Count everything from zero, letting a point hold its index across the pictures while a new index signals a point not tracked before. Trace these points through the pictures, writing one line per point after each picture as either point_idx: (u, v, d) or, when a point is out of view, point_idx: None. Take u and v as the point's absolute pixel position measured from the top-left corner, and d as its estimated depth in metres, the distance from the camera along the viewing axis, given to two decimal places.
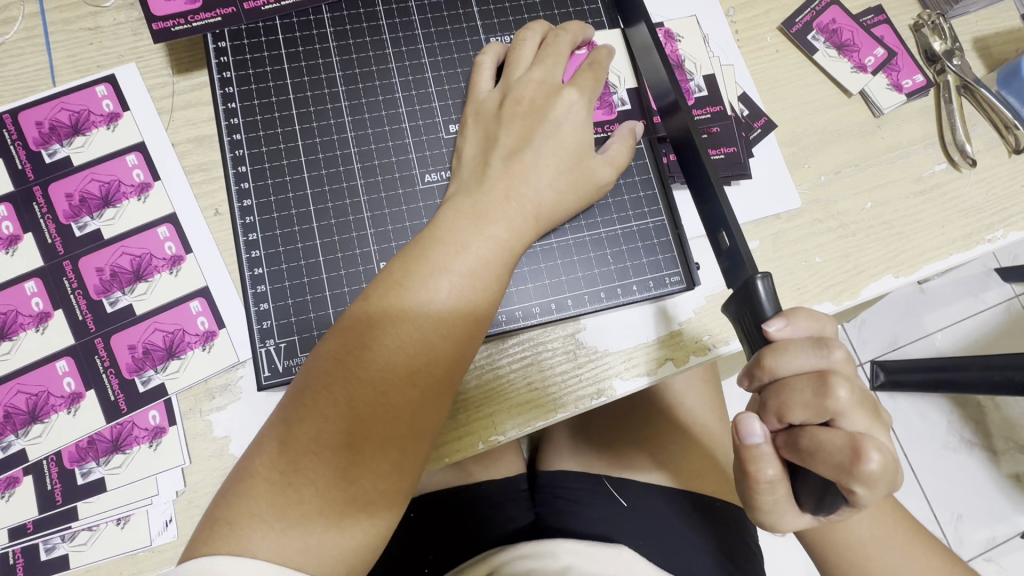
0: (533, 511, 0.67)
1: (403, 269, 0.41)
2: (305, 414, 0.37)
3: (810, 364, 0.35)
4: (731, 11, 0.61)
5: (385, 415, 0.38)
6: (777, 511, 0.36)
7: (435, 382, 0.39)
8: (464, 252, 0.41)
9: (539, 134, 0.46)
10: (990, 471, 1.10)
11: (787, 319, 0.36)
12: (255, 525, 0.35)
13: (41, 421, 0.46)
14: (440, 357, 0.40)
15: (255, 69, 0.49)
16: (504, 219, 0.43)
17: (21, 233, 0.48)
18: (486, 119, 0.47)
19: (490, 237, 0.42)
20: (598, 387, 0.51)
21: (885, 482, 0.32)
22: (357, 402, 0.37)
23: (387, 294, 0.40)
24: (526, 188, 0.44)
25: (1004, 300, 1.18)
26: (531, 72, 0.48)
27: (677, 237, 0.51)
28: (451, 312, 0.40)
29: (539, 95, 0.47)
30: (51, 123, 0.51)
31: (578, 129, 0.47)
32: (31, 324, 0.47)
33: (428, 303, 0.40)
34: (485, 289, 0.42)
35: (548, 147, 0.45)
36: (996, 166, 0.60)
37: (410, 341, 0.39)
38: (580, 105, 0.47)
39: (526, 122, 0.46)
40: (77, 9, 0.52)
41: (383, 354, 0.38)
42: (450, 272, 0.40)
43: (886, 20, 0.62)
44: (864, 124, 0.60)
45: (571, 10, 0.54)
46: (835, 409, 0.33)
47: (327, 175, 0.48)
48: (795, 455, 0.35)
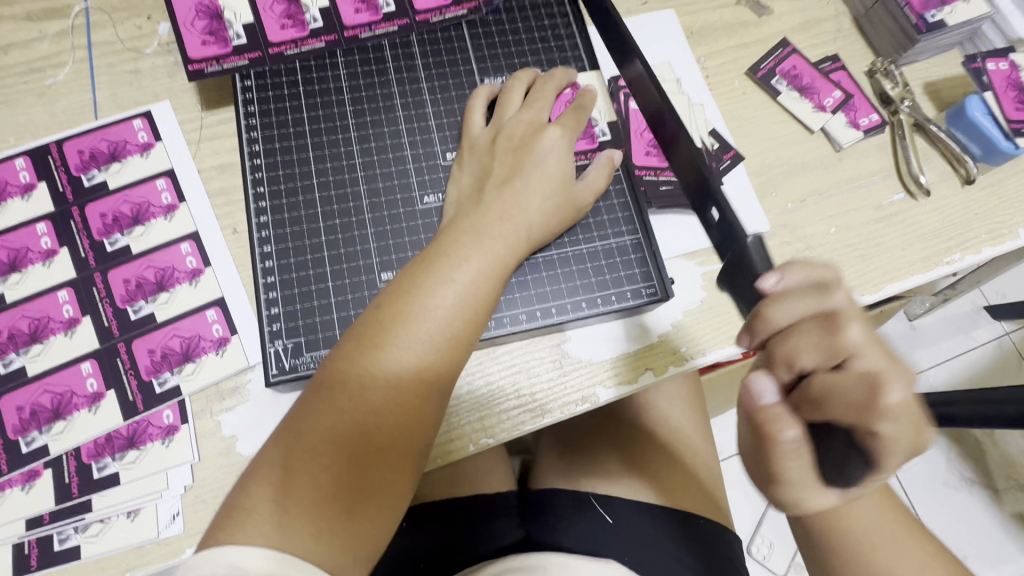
0: (523, 528, 0.68)
1: (412, 277, 0.45)
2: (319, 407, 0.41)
3: (812, 308, 0.35)
4: (703, 59, 0.68)
5: (391, 408, 0.41)
6: (802, 485, 0.33)
7: (437, 380, 0.43)
8: (466, 264, 0.46)
9: (528, 164, 0.51)
10: (992, 509, 1.11)
11: (781, 272, 0.37)
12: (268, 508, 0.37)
13: (63, 418, 0.49)
14: (442, 358, 0.44)
15: (276, 104, 0.56)
16: (500, 236, 0.48)
17: (58, 248, 0.54)
18: (480, 153, 0.53)
19: (488, 251, 0.47)
20: (582, 394, 0.54)
21: (908, 418, 0.31)
22: (368, 397, 0.41)
23: (396, 301, 0.44)
24: (517, 210, 0.49)
25: (995, 337, 1.22)
26: (520, 114, 0.54)
27: (652, 253, 0.56)
28: (454, 316, 0.44)
29: (528, 132, 0.53)
30: (92, 151, 0.57)
31: (561, 159, 0.53)
32: (61, 328, 0.51)
33: (433, 308, 0.44)
34: (483, 298, 0.46)
35: (537, 174, 0.51)
36: (951, 196, 0.65)
37: (417, 342, 0.43)
38: (563, 140, 0.53)
39: (516, 154, 0.52)
40: (121, 55, 0.60)
41: (392, 353, 0.42)
42: (454, 281, 0.45)
43: (843, 67, 0.69)
44: (826, 158, 0.65)
45: (557, 56, 0.61)
46: (847, 348, 0.33)
47: (336, 196, 0.53)
48: (816, 412, 0.33)
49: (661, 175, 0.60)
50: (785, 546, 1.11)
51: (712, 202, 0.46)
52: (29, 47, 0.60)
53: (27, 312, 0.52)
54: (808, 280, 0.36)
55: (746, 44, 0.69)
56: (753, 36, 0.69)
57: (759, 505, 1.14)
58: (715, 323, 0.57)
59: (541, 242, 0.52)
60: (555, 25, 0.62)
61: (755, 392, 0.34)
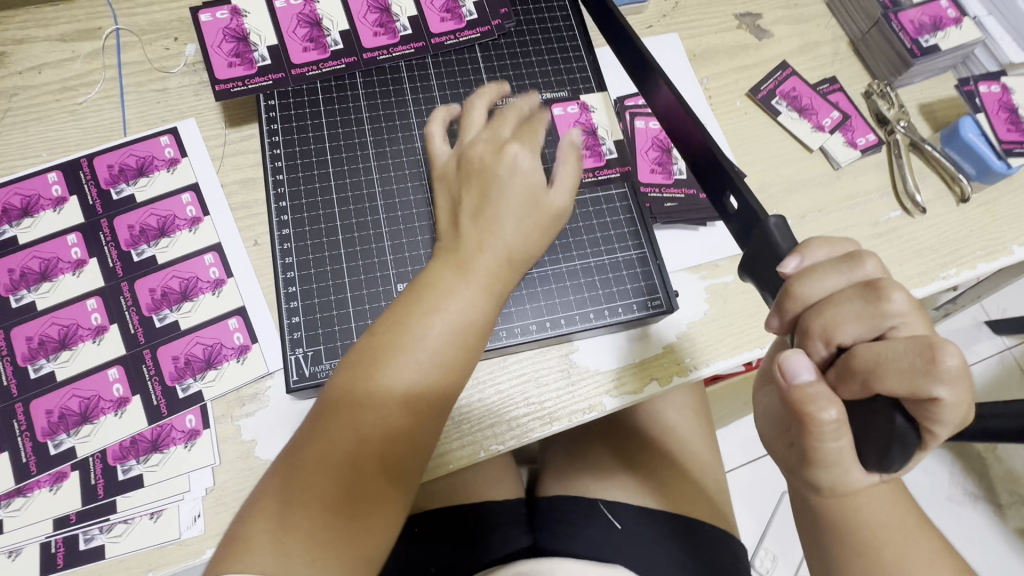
0: (530, 535, 0.69)
1: (402, 308, 0.44)
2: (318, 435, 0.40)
3: (844, 280, 0.35)
4: (705, 80, 0.70)
5: (387, 436, 0.41)
6: (843, 464, 0.35)
7: (431, 409, 0.43)
8: (453, 293, 0.45)
9: (495, 188, 0.48)
10: (996, 524, 1.13)
11: (802, 254, 0.37)
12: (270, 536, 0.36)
13: (90, 422, 0.51)
14: (438, 384, 0.43)
15: (298, 123, 0.58)
16: (486, 264, 0.46)
17: (87, 258, 0.56)
18: (448, 181, 0.50)
19: (474, 278, 0.45)
20: (590, 402, 0.56)
21: (963, 382, 0.31)
22: (367, 423, 0.40)
23: (388, 332, 0.43)
24: (494, 237, 0.47)
25: (996, 352, 1.23)
26: (481, 134, 0.52)
27: (657, 267, 0.58)
28: (445, 344, 0.43)
29: (488, 152, 0.50)
30: (121, 166, 0.59)
31: (528, 175, 0.50)
32: (90, 335, 0.54)
33: (424, 338, 0.43)
34: (477, 323, 0.45)
35: (507, 196, 0.48)
36: (947, 213, 0.67)
37: (408, 372, 0.42)
38: (526, 155, 0.50)
39: (480, 179, 0.49)
40: (149, 75, 0.63)
41: (385, 384, 0.41)
42: (443, 310, 0.44)
43: (840, 88, 0.71)
44: (825, 176, 0.68)
45: (566, 78, 0.64)
46: (889, 316, 0.33)
47: (354, 210, 0.56)
48: (858, 386, 0.33)
49: (664, 192, 0.62)
50: (790, 560, 1.12)
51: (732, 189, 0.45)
52: (62, 67, 0.63)
53: (56, 320, 0.54)
54: (831, 257, 0.37)
55: (747, 66, 0.72)
56: (753, 58, 0.72)
57: (762, 517, 1.15)
58: (718, 335, 0.59)
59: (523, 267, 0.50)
60: (564, 49, 0.65)
61: (792, 371, 0.35)
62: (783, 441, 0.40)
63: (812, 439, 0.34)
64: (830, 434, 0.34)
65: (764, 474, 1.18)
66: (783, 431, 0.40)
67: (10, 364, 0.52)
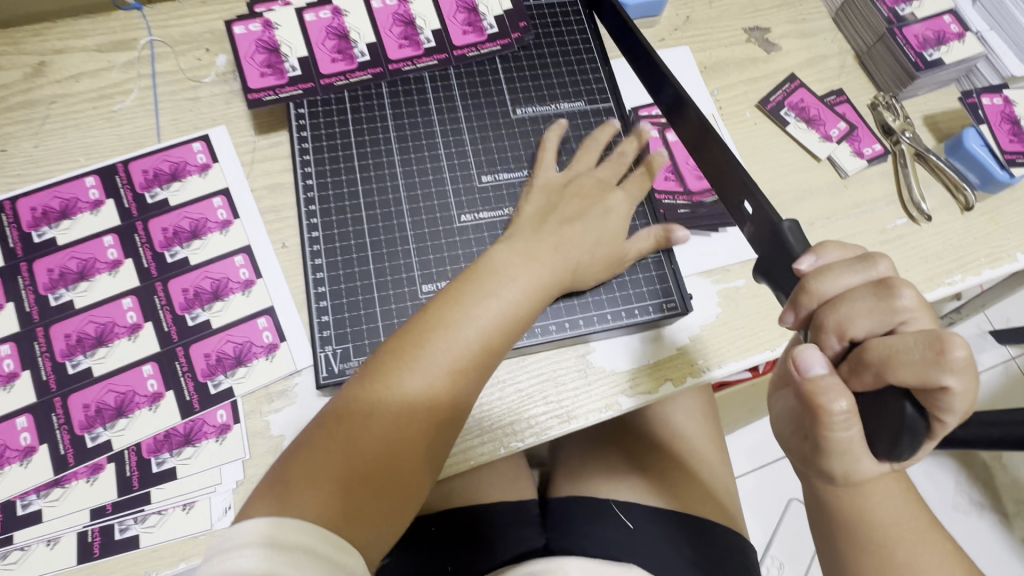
0: (545, 536, 0.71)
1: (458, 289, 0.49)
2: (360, 404, 0.43)
3: (856, 280, 0.37)
4: (716, 91, 0.73)
5: (430, 403, 0.45)
6: (853, 454, 0.37)
7: (471, 383, 0.47)
8: (512, 283, 0.50)
9: (591, 211, 0.57)
10: (1002, 532, 1.14)
11: (817, 254, 0.39)
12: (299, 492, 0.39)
13: (126, 416, 0.53)
14: (475, 367, 0.47)
15: (326, 130, 0.61)
16: (549, 263, 0.53)
17: (123, 258, 0.58)
18: (550, 192, 0.58)
19: (534, 273, 0.51)
20: (607, 402, 0.58)
21: (972, 372, 0.33)
22: (409, 398, 0.44)
23: (443, 307, 0.48)
24: (571, 246, 0.54)
25: (1001, 360, 1.25)
26: (597, 171, 0.61)
27: (672, 271, 0.60)
28: (494, 326, 0.48)
29: (596, 188, 0.59)
30: (155, 171, 0.61)
31: (620, 219, 0.58)
32: (126, 332, 0.56)
33: (478, 318, 0.47)
34: (518, 320, 0.50)
35: (595, 225, 0.57)
36: (951, 221, 0.69)
37: (457, 346, 0.46)
38: (625, 204, 0.59)
39: (579, 203, 0.58)
40: (182, 84, 0.66)
41: (433, 354, 0.45)
42: (498, 296, 0.49)
43: (847, 100, 0.74)
44: (833, 185, 0.70)
45: (583, 88, 0.66)
46: (900, 312, 0.35)
47: (381, 214, 0.58)
48: (867, 378, 0.35)
49: (678, 200, 0.65)
50: (797, 566, 1.12)
51: (747, 195, 0.47)
52: (99, 76, 0.65)
53: (94, 318, 0.56)
54: (844, 258, 0.39)
55: (756, 78, 0.74)
56: (763, 70, 0.75)
57: (769, 524, 1.16)
58: (730, 337, 0.61)
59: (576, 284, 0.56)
60: (581, 60, 0.67)
61: (806, 364, 0.36)
62: (799, 435, 0.42)
63: (826, 429, 0.36)
64: (841, 424, 0.36)
65: (771, 481, 1.19)
66: (797, 426, 0.42)
67: (49, 360, 0.54)
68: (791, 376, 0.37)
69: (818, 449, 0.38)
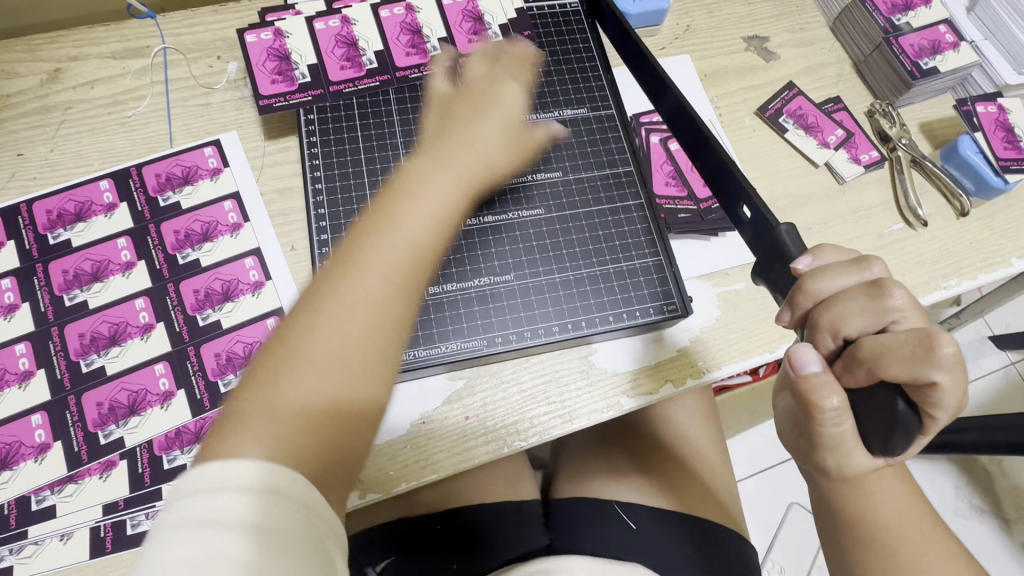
0: (547, 535, 0.72)
1: (381, 201, 0.43)
2: (298, 331, 0.37)
3: (850, 281, 0.38)
4: (716, 99, 0.74)
5: (371, 327, 0.38)
6: (846, 449, 0.38)
7: (412, 296, 0.40)
8: (427, 182, 0.44)
9: (486, 106, 0.53)
10: (1002, 537, 1.14)
11: (814, 256, 0.41)
12: (258, 438, 0.33)
13: (138, 414, 0.54)
14: (418, 278, 0.41)
15: (335, 135, 0.62)
16: (460, 158, 0.48)
17: (136, 260, 0.59)
18: (443, 101, 0.55)
19: (451, 173, 0.46)
20: (609, 402, 0.59)
21: (960, 368, 0.34)
22: (352, 318, 0.37)
23: (369, 223, 0.41)
24: (475, 141, 0.50)
25: (1001, 366, 1.26)
26: (479, 70, 0.58)
27: (673, 274, 0.61)
28: (426, 229, 0.41)
29: (484, 83, 0.56)
30: (167, 175, 0.63)
31: (517, 108, 0.55)
32: (138, 332, 0.57)
33: (407, 225, 0.41)
34: (455, 214, 0.44)
35: (498, 114, 0.53)
36: (947, 226, 0.70)
37: (393, 258, 0.40)
38: (519, 93, 0.56)
39: (472, 100, 0.54)
40: (194, 90, 0.67)
41: (366, 273, 0.39)
42: (417, 197, 0.43)
43: (844, 108, 0.75)
44: (830, 190, 0.71)
45: (586, 96, 0.68)
46: (892, 312, 0.36)
47: None
48: (859, 374, 0.36)
49: (679, 204, 0.66)
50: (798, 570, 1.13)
51: (744, 200, 0.48)
52: (113, 83, 0.67)
53: (107, 318, 0.57)
54: (839, 261, 0.40)
55: (755, 86, 0.76)
56: (761, 78, 0.76)
57: (769, 529, 1.16)
58: (730, 339, 0.62)
59: (496, 182, 0.52)
60: (584, 68, 0.69)
61: (802, 362, 0.38)
62: (795, 431, 0.43)
63: (820, 424, 0.37)
64: (834, 419, 0.37)
65: (771, 485, 1.20)
66: (794, 423, 0.43)
67: (63, 358, 0.56)
68: (787, 373, 0.38)
69: (813, 445, 0.40)
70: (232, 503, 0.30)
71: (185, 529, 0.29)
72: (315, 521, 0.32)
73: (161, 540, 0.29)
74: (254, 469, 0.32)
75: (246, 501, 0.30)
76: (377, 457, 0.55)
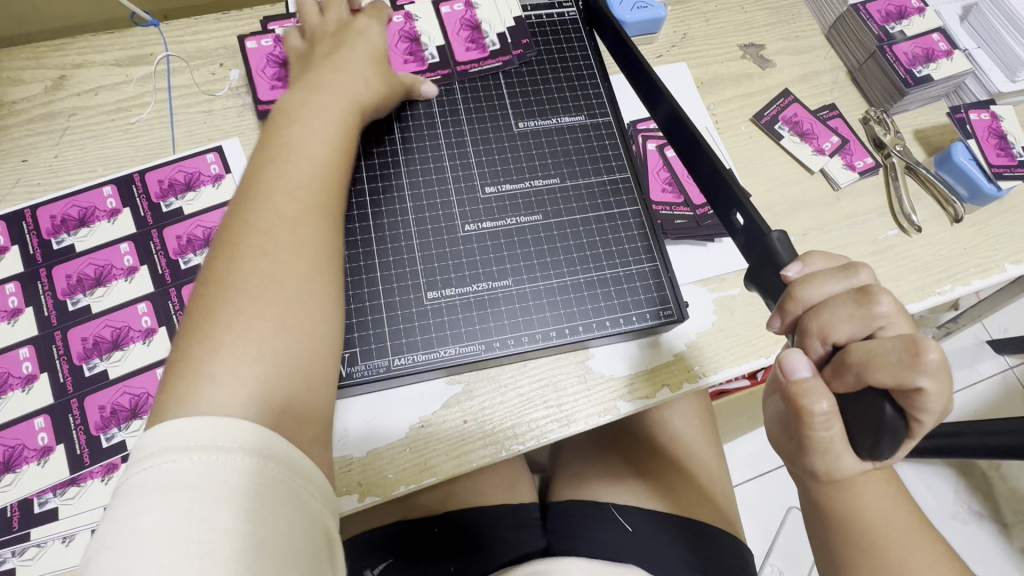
0: (544, 538, 0.73)
1: (265, 142, 0.49)
2: (234, 257, 0.43)
3: (838, 287, 0.39)
4: (712, 106, 0.75)
5: (290, 233, 0.45)
6: (835, 451, 0.39)
7: (321, 201, 0.48)
8: (308, 117, 0.51)
9: (347, 43, 0.59)
10: (1000, 541, 1.14)
11: (804, 262, 0.42)
12: (223, 360, 0.38)
13: (140, 417, 0.55)
14: (320, 187, 0.48)
15: None
16: (332, 88, 0.55)
17: (138, 265, 0.60)
18: (303, 55, 0.60)
19: (325, 103, 0.53)
20: (605, 406, 0.59)
21: (948, 375, 0.34)
22: (279, 235, 0.44)
23: (259, 162, 0.48)
24: (347, 65, 0.57)
25: (999, 370, 1.26)
26: (325, 18, 0.62)
27: (669, 279, 0.62)
28: (314, 147, 0.50)
29: (335, 28, 0.61)
30: (170, 181, 0.64)
31: (377, 42, 0.62)
32: (140, 336, 0.58)
33: (297, 150, 0.49)
34: (339, 132, 0.53)
35: (360, 49, 0.60)
36: (941, 232, 0.71)
37: (291, 178, 0.47)
38: (374, 28, 0.63)
39: (330, 42, 0.60)
40: (196, 97, 0.68)
41: (263, 194, 0.46)
42: (296, 126, 0.50)
43: (839, 115, 0.76)
44: (825, 197, 0.72)
45: (583, 103, 0.69)
46: (879, 318, 0.37)
47: (388, 224, 0.60)
48: (846, 377, 0.37)
49: (675, 210, 0.67)
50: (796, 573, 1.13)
51: (737, 207, 0.49)
52: (116, 90, 0.68)
53: (110, 322, 0.58)
54: (829, 267, 0.41)
55: (751, 93, 0.76)
56: (757, 86, 0.77)
57: (768, 533, 1.17)
58: (725, 344, 0.63)
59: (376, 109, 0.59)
60: (582, 76, 0.70)
61: (792, 367, 0.38)
62: (785, 434, 0.44)
63: (809, 427, 0.38)
64: (822, 422, 0.38)
65: (770, 489, 1.21)
66: (783, 426, 0.44)
67: (66, 362, 0.56)
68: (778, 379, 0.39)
69: (803, 447, 0.40)
70: (205, 462, 0.33)
71: (158, 487, 0.32)
72: (292, 476, 0.36)
73: (135, 500, 0.32)
74: (222, 423, 0.35)
75: (220, 458, 0.33)
76: (377, 460, 0.56)
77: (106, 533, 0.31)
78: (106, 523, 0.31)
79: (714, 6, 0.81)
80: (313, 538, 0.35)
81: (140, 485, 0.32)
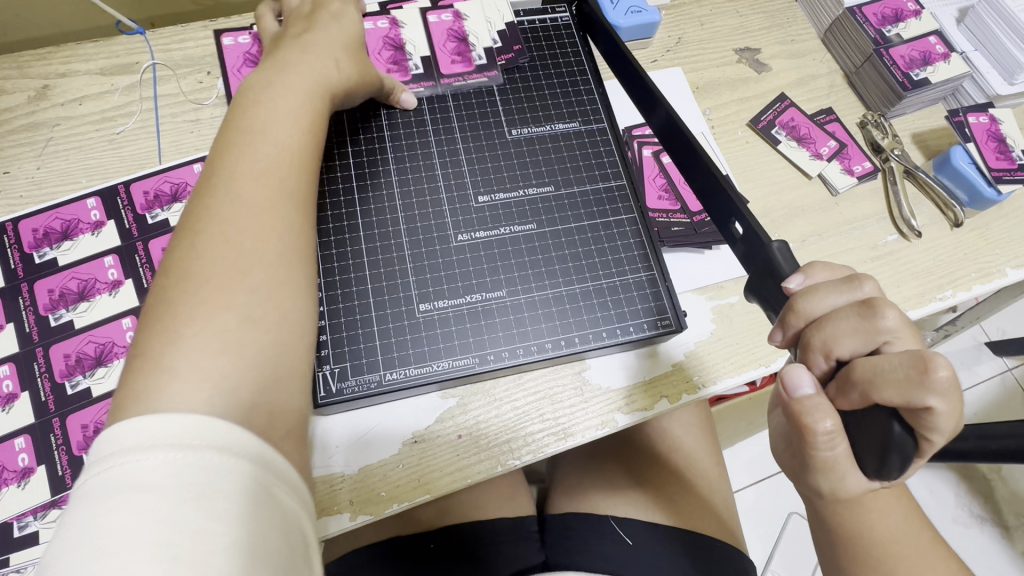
0: (543, 552, 0.71)
1: (230, 121, 0.47)
2: (198, 242, 0.41)
3: (840, 301, 0.38)
4: (709, 111, 0.74)
5: (260, 217, 0.43)
6: (840, 471, 0.38)
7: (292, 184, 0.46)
8: (277, 94, 0.49)
9: (321, 22, 0.58)
10: (1003, 545, 1.13)
11: (806, 274, 0.41)
12: (192, 351, 0.37)
13: None
14: (288, 168, 0.47)
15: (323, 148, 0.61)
16: (300, 64, 0.52)
17: (123, 279, 0.59)
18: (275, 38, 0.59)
19: (296, 80, 0.51)
20: (603, 418, 0.58)
21: (958, 395, 0.33)
22: (245, 220, 0.42)
23: (227, 142, 0.46)
24: (316, 43, 0.55)
25: (998, 372, 1.25)
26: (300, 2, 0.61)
27: (667, 288, 0.60)
28: (280, 125, 0.48)
29: (312, 9, 0.60)
30: (156, 192, 0.62)
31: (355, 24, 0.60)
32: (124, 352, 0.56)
33: (264, 130, 0.47)
34: (309, 110, 0.51)
35: (334, 28, 0.58)
36: (941, 237, 0.70)
37: (257, 158, 0.45)
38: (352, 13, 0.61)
39: (305, 22, 0.58)
40: (183, 106, 0.67)
41: (229, 175, 0.44)
42: (264, 102, 0.48)
43: (837, 119, 0.75)
44: (823, 202, 0.71)
45: (577, 109, 0.67)
46: (883, 332, 0.36)
47: (379, 235, 0.59)
48: (850, 390, 0.36)
49: (672, 217, 0.66)
50: None
51: (736, 216, 0.47)
52: (101, 99, 0.67)
53: (93, 337, 0.56)
54: (832, 279, 0.40)
55: (748, 97, 0.76)
56: (753, 90, 0.76)
57: (768, 541, 1.15)
58: (724, 353, 0.62)
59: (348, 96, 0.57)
60: (576, 82, 0.69)
61: (794, 383, 0.37)
62: (788, 451, 0.42)
63: (812, 445, 0.37)
64: (825, 439, 0.36)
65: (771, 496, 1.19)
66: (786, 443, 0.42)
67: (48, 380, 0.55)
68: (779, 395, 0.38)
69: (806, 464, 0.39)
70: (176, 462, 0.31)
71: (126, 487, 0.30)
72: (269, 477, 0.34)
73: (99, 503, 0.30)
74: (195, 422, 0.33)
75: (193, 458, 0.31)
76: (369, 477, 0.54)
77: (70, 536, 0.29)
78: (69, 526, 0.29)
79: (709, 10, 0.80)
80: (291, 539, 0.34)
81: (105, 485, 0.30)
